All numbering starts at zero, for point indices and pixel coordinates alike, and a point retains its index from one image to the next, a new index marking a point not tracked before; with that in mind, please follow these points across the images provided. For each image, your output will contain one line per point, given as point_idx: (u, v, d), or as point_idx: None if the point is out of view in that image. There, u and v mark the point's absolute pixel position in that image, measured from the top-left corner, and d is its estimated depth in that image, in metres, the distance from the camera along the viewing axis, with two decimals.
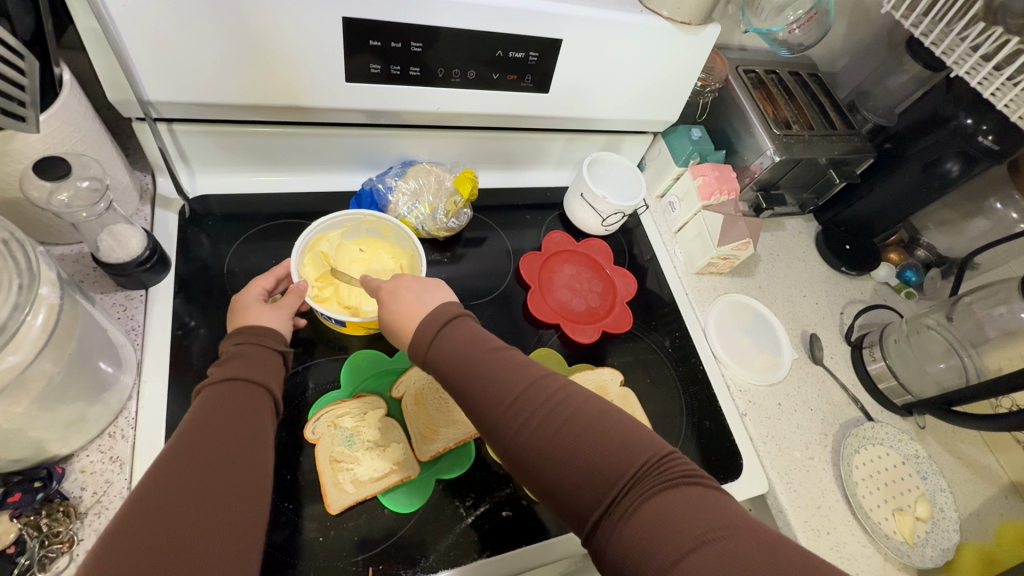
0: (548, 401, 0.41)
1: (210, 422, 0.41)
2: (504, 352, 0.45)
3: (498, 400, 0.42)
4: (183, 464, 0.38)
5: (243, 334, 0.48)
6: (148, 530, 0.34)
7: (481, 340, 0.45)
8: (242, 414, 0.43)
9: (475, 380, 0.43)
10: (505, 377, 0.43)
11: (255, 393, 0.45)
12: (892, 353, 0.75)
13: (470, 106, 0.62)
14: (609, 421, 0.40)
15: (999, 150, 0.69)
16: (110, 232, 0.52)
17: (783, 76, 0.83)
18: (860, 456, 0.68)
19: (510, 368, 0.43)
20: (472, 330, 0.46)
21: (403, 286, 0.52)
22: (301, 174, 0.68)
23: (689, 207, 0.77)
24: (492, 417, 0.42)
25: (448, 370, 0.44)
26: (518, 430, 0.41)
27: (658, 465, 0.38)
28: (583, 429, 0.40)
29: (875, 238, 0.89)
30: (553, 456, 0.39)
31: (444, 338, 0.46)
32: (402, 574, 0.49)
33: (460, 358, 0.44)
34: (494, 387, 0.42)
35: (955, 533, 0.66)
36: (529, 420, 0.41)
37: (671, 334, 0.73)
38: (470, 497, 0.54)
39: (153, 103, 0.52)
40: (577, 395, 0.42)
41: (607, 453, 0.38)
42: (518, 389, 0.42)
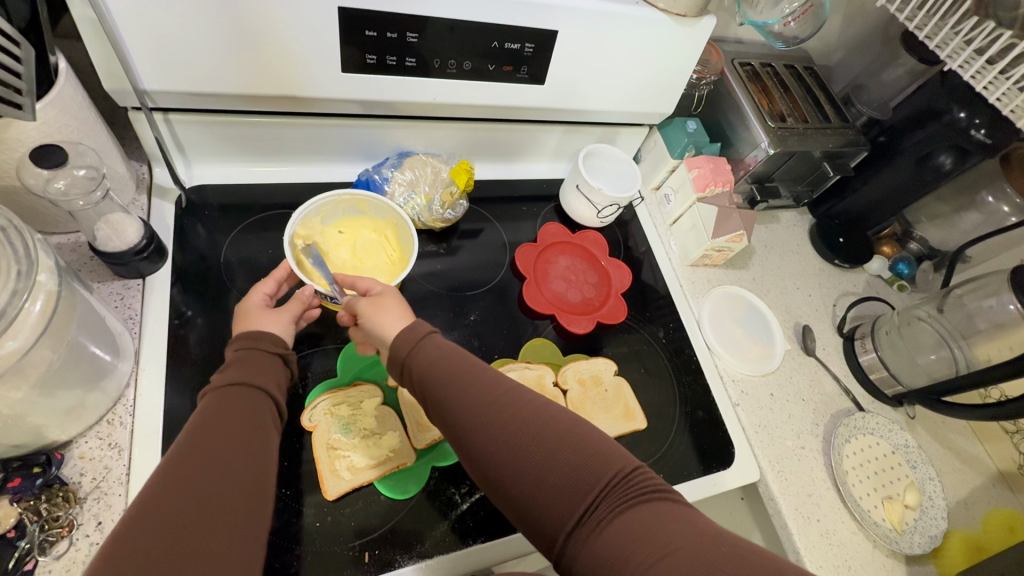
0: (521, 416, 0.42)
1: (211, 427, 0.41)
2: (480, 368, 0.46)
3: (474, 416, 0.43)
4: (184, 469, 0.38)
5: (243, 340, 0.48)
6: (151, 534, 0.34)
7: (458, 356, 0.46)
8: (246, 419, 0.43)
9: (451, 395, 0.44)
10: (479, 391, 0.44)
11: (257, 398, 0.45)
12: (884, 345, 0.75)
13: (466, 98, 0.62)
14: (581, 435, 0.41)
15: (991, 144, 0.70)
16: (108, 221, 0.52)
17: (778, 69, 0.83)
18: (850, 446, 0.69)
19: (487, 381, 0.45)
20: (449, 347, 0.47)
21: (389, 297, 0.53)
22: (297, 165, 0.68)
23: (684, 200, 0.78)
24: (468, 434, 0.42)
25: (425, 382, 0.45)
26: (492, 447, 0.41)
27: (629, 478, 0.39)
28: (556, 442, 0.40)
29: (869, 231, 0.89)
30: (526, 471, 0.40)
31: (423, 352, 0.47)
32: (398, 559, 0.49)
33: (437, 373, 0.45)
34: (470, 399, 0.43)
35: (943, 520, 0.67)
36: (503, 436, 0.41)
37: (666, 325, 0.74)
38: (465, 484, 0.55)
39: (149, 92, 0.52)
40: (550, 412, 0.43)
41: (579, 467, 0.39)
42: (493, 403, 0.43)
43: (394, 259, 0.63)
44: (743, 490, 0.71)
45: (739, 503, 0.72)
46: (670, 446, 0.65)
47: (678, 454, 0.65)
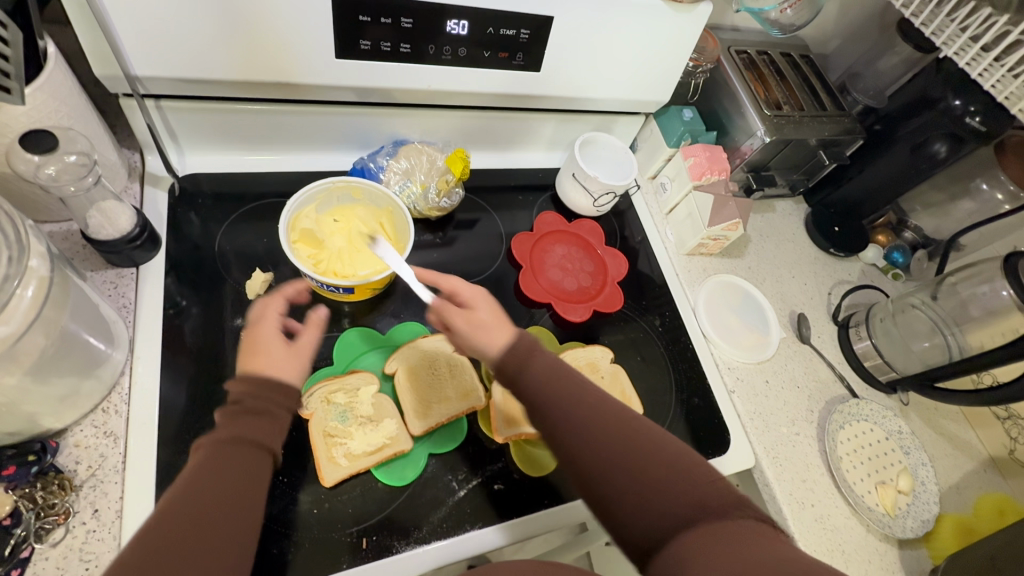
0: (625, 431, 0.44)
1: (202, 491, 0.37)
2: (586, 382, 0.47)
3: (577, 423, 0.44)
4: (161, 540, 0.34)
5: (254, 377, 0.43)
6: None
7: (563, 368, 0.48)
8: (238, 487, 0.38)
9: (556, 402, 0.45)
10: (585, 402, 0.45)
11: (255, 462, 0.40)
12: (878, 333, 0.76)
13: (461, 85, 0.62)
14: (683, 460, 0.42)
15: (986, 131, 0.70)
16: (99, 208, 0.51)
17: (775, 57, 0.83)
18: (845, 432, 0.70)
19: (594, 395, 0.46)
20: (555, 359, 0.49)
21: (480, 310, 0.52)
22: (292, 154, 0.67)
23: (680, 188, 0.78)
24: (569, 439, 0.44)
25: (531, 390, 0.46)
26: (593, 455, 0.43)
27: (732, 506, 0.40)
28: (658, 462, 0.42)
29: (863, 220, 0.90)
30: (624, 479, 0.42)
31: (533, 364, 0.47)
32: (396, 545, 0.50)
33: (543, 381, 0.46)
34: (576, 409, 0.45)
35: (935, 505, 0.68)
36: (606, 447, 0.43)
37: (662, 313, 0.74)
38: (462, 471, 0.55)
39: (140, 78, 0.52)
40: (654, 432, 0.44)
41: (679, 487, 0.41)
42: (598, 415, 0.44)
43: (390, 247, 0.63)
44: (738, 477, 0.72)
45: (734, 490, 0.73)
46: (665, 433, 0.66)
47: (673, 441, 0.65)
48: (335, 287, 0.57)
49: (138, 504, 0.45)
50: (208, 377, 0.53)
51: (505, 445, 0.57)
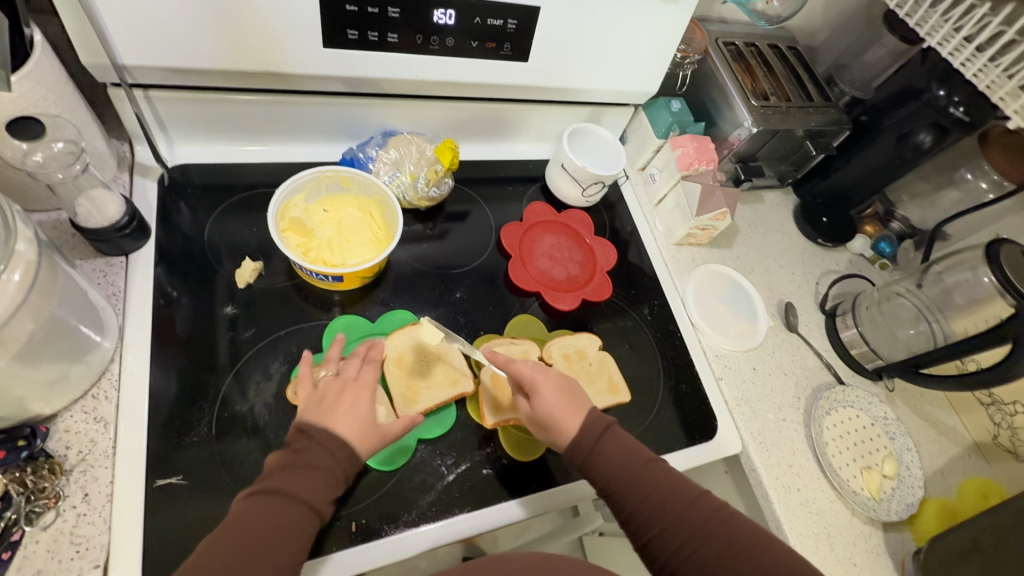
0: (703, 519, 0.46)
1: (248, 532, 0.42)
2: (660, 465, 0.50)
3: (656, 513, 0.47)
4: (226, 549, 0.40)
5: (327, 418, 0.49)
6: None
7: (642, 455, 0.50)
8: (280, 533, 0.42)
9: (633, 495, 0.48)
10: (659, 488, 0.48)
11: (299, 512, 0.44)
12: (865, 321, 0.77)
13: (449, 75, 0.62)
14: (765, 550, 0.44)
15: (969, 121, 0.71)
16: (89, 197, 0.52)
17: (763, 49, 0.83)
18: (831, 418, 0.71)
19: (668, 480, 0.49)
20: (630, 443, 0.51)
21: (546, 391, 0.53)
22: (281, 145, 0.68)
23: (669, 179, 0.78)
24: (651, 531, 0.47)
25: (605, 474, 0.50)
26: (673, 545, 0.46)
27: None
28: (739, 553, 0.44)
29: (851, 211, 0.91)
30: (707, 569, 0.44)
31: (605, 449, 0.50)
32: (385, 529, 0.50)
33: (619, 469, 0.49)
34: (649, 496, 0.48)
35: (919, 489, 0.69)
36: (685, 538, 0.46)
37: (651, 302, 0.75)
38: (451, 457, 0.56)
39: (128, 68, 0.52)
40: (735, 519, 0.46)
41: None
42: (676, 506, 0.47)
43: (379, 236, 0.63)
44: (726, 463, 0.72)
45: (722, 476, 0.74)
46: (653, 419, 0.66)
47: (661, 427, 0.66)
48: (324, 275, 0.57)
49: (129, 488, 0.46)
50: (198, 365, 0.54)
51: (493, 431, 0.58)
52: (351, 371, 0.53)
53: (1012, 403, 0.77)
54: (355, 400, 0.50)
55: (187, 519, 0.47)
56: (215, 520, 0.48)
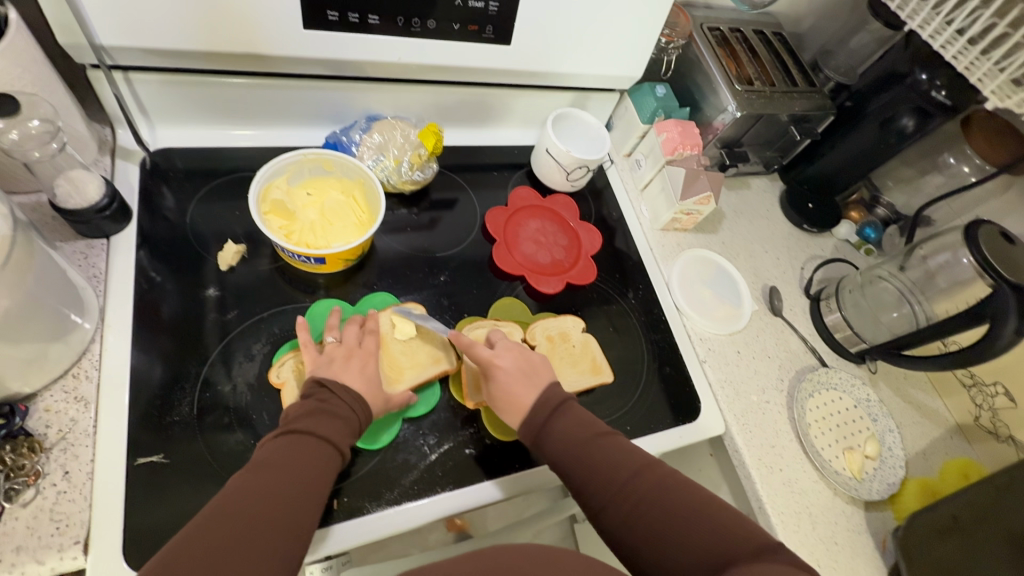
0: (648, 485, 0.47)
1: (273, 470, 0.43)
2: (611, 438, 0.51)
3: (605, 481, 0.48)
4: (252, 483, 0.41)
5: (340, 374, 0.51)
6: (194, 555, 0.36)
7: (593, 428, 0.52)
8: (305, 469, 0.43)
9: (583, 464, 0.49)
10: (610, 459, 0.49)
11: (322, 450, 0.45)
12: (848, 305, 0.78)
13: (431, 58, 0.62)
14: (709, 510, 0.45)
15: (951, 105, 0.71)
16: (67, 177, 0.52)
17: (748, 34, 0.83)
18: (813, 400, 0.72)
19: (620, 452, 0.50)
20: (583, 418, 0.53)
21: (502, 361, 0.55)
22: (265, 129, 0.68)
23: (654, 164, 0.79)
24: (600, 500, 0.48)
25: (559, 450, 0.51)
26: (622, 512, 0.47)
27: (763, 552, 0.41)
28: (683, 513, 0.45)
29: (837, 196, 0.91)
30: (653, 532, 0.45)
31: (558, 424, 0.52)
32: (367, 507, 0.51)
33: (569, 443, 0.51)
34: (601, 467, 0.49)
35: (901, 469, 0.70)
36: (632, 503, 0.47)
37: (635, 287, 0.75)
38: (433, 437, 0.56)
39: (106, 48, 0.52)
40: (680, 485, 0.48)
41: (705, 535, 0.44)
42: (623, 473, 0.48)
43: (363, 219, 0.63)
44: (711, 445, 0.73)
45: (707, 459, 0.74)
46: (637, 401, 0.67)
47: (645, 408, 0.67)
48: (306, 257, 0.57)
49: (109, 466, 0.46)
50: (179, 346, 0.54)
51: (476, 411, 0.59)
52: (351, 338, 0.55)
53: (993, 384, 0.78)
54: (363, 365, 0.53)
55: (168, 497, 0.47)
56: (196, 498, 0.48)
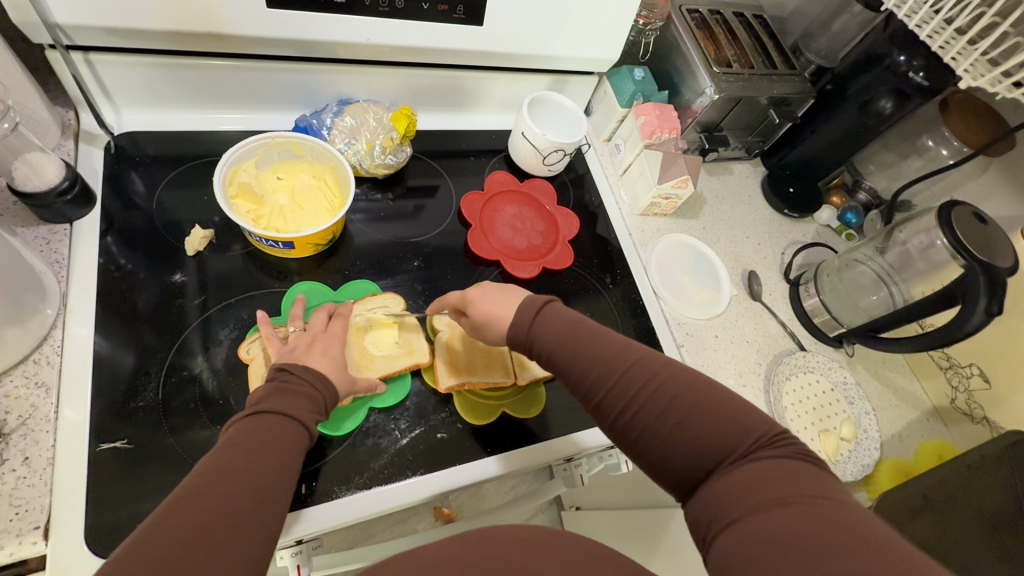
0: (648, 377, 0.43)
1: (240, 449, 0.41)
2: (606, 333, 0.47)
3: (602, 376, 0.44)
4: (222, 464, 0.39)
5: (291, 360, 0.50)
6: (167, 540, 0.34)
7: (585, 325, 0.47)
8: (277, 448, 0.42)
9: (576, 360, 0.45)
10: (604, 352, 0.45)
11: (291, 427, 0.44)
12: (826, 289, 0.77)
13: (401, 39, 0.61)
14: (713, 399, 0.41)
15: (929, 86, 0.69)
16: (24, 159, 0.51)
17: (728, 16, 0.83)
18: (791, 383, 0.72)
19: (615, 346, 0.46)
20: (574, 317, 0.49)
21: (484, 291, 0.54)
22: (236, 113, 0.67)
23: (633, 148, 0.78)
24: (599, 396, 0.44)
25: (551, 347, 0.47)
26: (622, 405, 0.43)
27: (770, 444, 0.39)
28: (685, 404, 0.41)
29: (819, 182, 0.91)
30: (655, 426, 0.41)
31: (545, 325, 0.48)
32: (336, 492, 0.51)
33: (562, 341, 0.47)
34: (597, 362, 0.45)
35: (876, 450, 0.70)
36: (633, 393, 0.43)
37: (614, 272, 0.74)
38: (403, 422, 0.56)
39: (62, 27, 0.51)
40: (680, 373, 0.43)
41: (710, 426, 0.40)
42: (619, 367, 0.44)
43: (335, 203, 0.63)
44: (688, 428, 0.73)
45: None
46: None
47: None
48: (273, 241, 0.57)
49: (70, 451, 0.46)
50: (142, 332, 0.54)
51: (448, 396, 0.59)
52: (318, 325, 0.55)
53: (968, 365, 0.78)
54: (326, 346, 0.53)
55: (133, 483, 0.47)
56: (161, 484, 0.48)
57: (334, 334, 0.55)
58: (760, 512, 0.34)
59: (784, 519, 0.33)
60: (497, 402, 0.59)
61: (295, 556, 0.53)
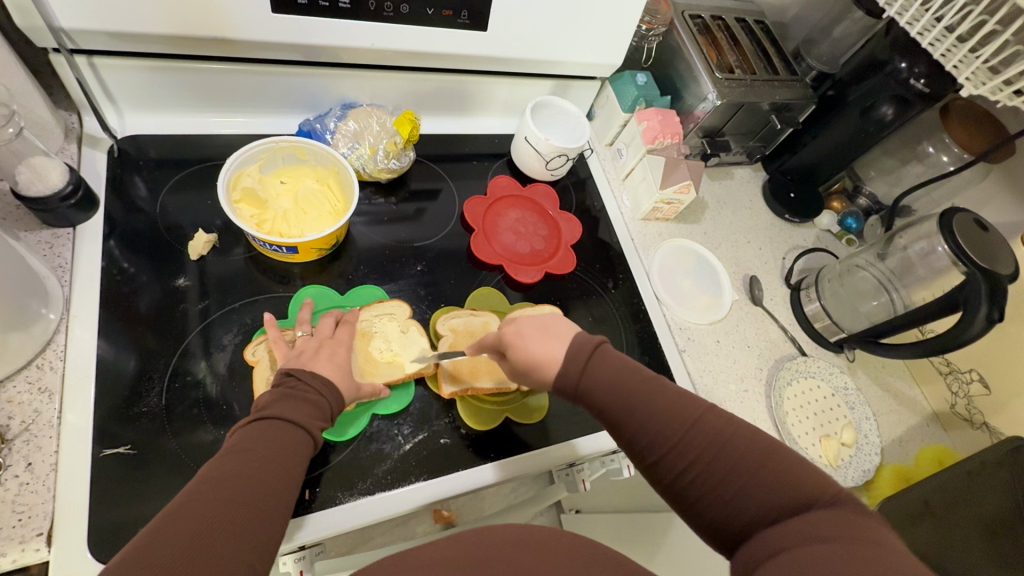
0: (708, 430, 0.42)
1: (242, 456, 0.41)
2: (658, 383, 0.46)
3: (654, 430, 0.43)
4: (224, 472, 0.39)
5: (293, 365, 0.49)
6: (166, 545, 0.34)
7: (637, 374, 0.46)
8: (280, 456, 0.42)
9: (628, 412, 0.44)
10: (661, 407, 0.44)
11: (293, 433, 0.44)
12: (827, 294, 0.78)
13: (406, 44, 0.61)
14: (771, 454, 0.41)
15: (930, 93, 0.69)
16: (28, 163, 0.51)
17: (730, 22, 0.83)
18: (792, 388, 0.72)
19: (668, 398, 0.45)
20: (625, 364, 0.47)
21: (525, 328, 0.51)
22: (239, 117, 0.67)
23: (635, 153, 0.78)
24: (656, 452, 0.43)
25: (603, 398, 0.45)
26: (673, 460, 0.42)
27: (833, 497, 0.38)
28: (738, 459, 0.41)
29: (819, 187, 0.92)
30: (706, 480, 0.41)
31: (593, 370, 0.46)
32: (339, 497, 0.51)
33: (613, 390, 0.45)
34: (652, 415, 0.44)
35: (876, 456, 0.70)
36: (686, 449, 0.42)
37: (616, 276, 0.75)
38: (407, 426, 0.56)
39: (66, 31, 0.51)
40: (739, 428, 0.43)
41: (762, 480, 0.39)
42: (674, 422, 0.43)
43: (338, 208, 0.63)
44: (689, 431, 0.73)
45: None
46: None
47: None
48: (277, 246, 0.57)
49: (73, 456, 0.46)
50: (144, 337, 0.53)
51: (451, 402, 0.59)
52: (325, 330, 0.55)
53: (968, 371, 0.79)
54: (332, 353, 0.52)
55: (136, 489, 0.47)
56: (164, 490, 0.48)
57: (342, 338, 0.55)
58: (812, 549, 0.35)
59: (838, 557, 0.33)
60: (500, 408, 0.59)
61: (298, 562, 0.52)
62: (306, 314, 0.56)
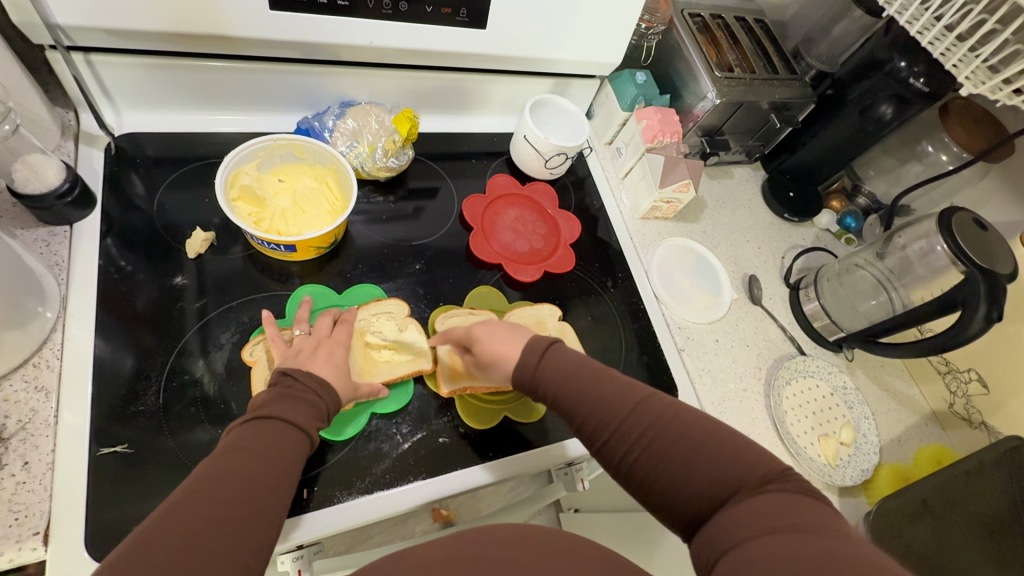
0: (657, 415, 0.43)
1: (239, 455, 0.41)
2: (611, 374, 0.46)
3: (606, 418, 0.44)
4: (220, 471, 0.39)
5: (291, 365, 0.49)
6: (162, 544, 0.34)
7: (588, 366, 0.47)
8: (276, 456, 0.42)
9: (580, 401, 0.45)
10: (611, 395, 0.45)
11: (289, 432, 0.44)
12: (826, 293, 0.78)
13: (404, 42, 0.61)
14: (724, 439, 0.41)
15: (930, 92, 0.69)
16: (25, 160, 0.51)
17: (729, 21, 0.83)
18: (791, 387, 0.72)
19: (620, 387, 0.45)
20: (579, 356, 0.48)
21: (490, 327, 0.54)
22: (237, 115, 0.67)
23: (634, 152, 0.78)
24: (608, 441, 0.43)
25: (556, 388, 0.47)
26: (625, 447, 0.43)
27: (780, 480, 0.38)
28: (688, 443, 0.41)
29: (819, 186, 0.92)
30: (658, 465, 0.41)
31: (547, 363, 0.48)
32: (337, 497, 0.51)
33: (566, 381, 0.46)
34: (603, 404, 0.44)
35: (875, 455, 0.70)
36: (635, 435, 0.42)
37: (615, 275, 0.74)
38: (406, 426, 0.56)
39: (63, 27, 0.50)
40: (688, 413, 0.43)
41: (712, 463, 0.40)
42: (624, 410, 0.44)
43: (336, 206, 0.63)
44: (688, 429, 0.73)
45: None
46: None
47: None
48: (276, 244, 0.56)
49: (70, 455, 0.46)
50: (141, 336, 0.53)
51: (449, 401, 0.59)
52: (322, 330, 0.55)
53: (967, 371, 0.79)
54: (330, 352, 0.52)
55: (133, 488, 0.47)
56: (163, 489, 0.47)
57: (340, 338, 0.55)
58: (761, 535, 0.34)
59: (781, 541, 0.33)
60: (499, 408, 0.59)
61: (297, 561, 0.52)
62: (304, 313, 0.56)
